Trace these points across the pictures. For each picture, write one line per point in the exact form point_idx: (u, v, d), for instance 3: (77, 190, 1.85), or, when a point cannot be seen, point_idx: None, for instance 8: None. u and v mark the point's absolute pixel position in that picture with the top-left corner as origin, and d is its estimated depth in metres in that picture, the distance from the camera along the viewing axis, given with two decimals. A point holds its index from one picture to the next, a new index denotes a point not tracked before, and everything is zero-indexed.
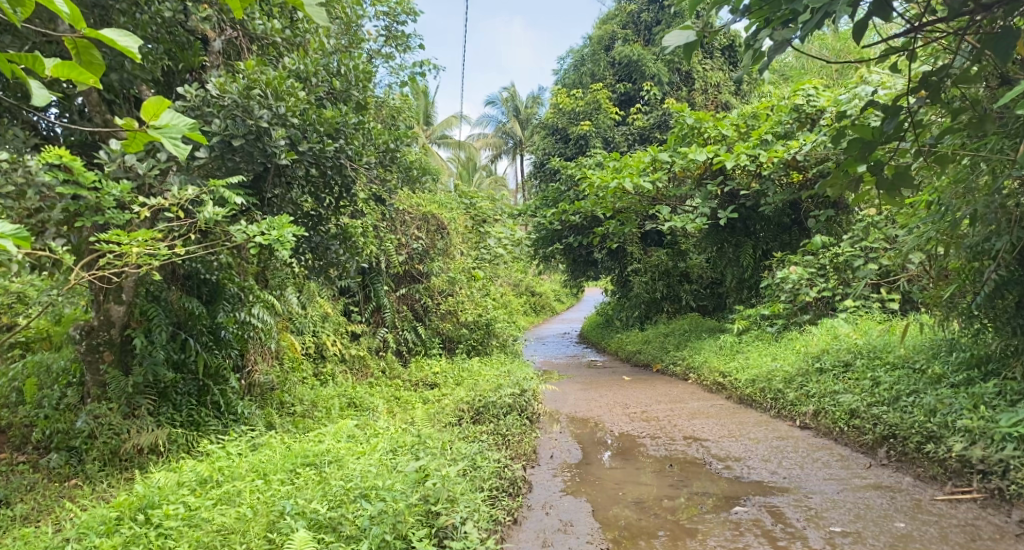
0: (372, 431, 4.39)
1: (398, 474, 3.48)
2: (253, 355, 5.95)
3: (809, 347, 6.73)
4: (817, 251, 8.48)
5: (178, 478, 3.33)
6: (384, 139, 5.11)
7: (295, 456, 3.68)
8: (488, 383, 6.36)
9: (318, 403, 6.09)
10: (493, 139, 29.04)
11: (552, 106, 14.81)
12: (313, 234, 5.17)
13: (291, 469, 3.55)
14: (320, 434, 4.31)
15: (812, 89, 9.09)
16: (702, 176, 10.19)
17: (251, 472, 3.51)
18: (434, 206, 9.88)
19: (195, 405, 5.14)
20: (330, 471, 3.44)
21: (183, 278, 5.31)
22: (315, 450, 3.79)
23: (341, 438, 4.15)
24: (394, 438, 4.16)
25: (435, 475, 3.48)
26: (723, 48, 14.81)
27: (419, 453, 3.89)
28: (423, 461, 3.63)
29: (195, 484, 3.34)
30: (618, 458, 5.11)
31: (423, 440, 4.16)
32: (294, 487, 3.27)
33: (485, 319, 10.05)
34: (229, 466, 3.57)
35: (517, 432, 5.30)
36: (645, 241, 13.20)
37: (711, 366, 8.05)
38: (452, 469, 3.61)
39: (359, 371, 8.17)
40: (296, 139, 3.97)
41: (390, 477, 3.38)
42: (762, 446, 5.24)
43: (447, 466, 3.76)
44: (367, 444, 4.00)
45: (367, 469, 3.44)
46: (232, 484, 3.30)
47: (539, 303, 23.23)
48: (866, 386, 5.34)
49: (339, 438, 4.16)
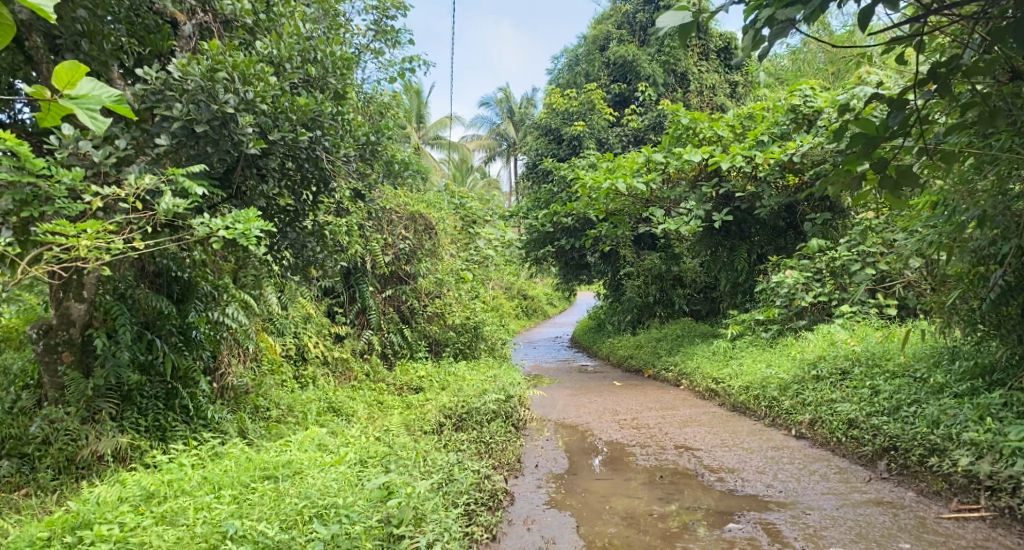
0: (345, 440, 4.15)
1: (361, 490, 3.26)
2: (228, 357, 5.70)
3: (804, 353, 6.53)
4: (813, 255, 8.28)
5: (119, 493, 3.07)
6: (364, 131, 4.87)
7: (253, 469, 3.45)
8: (472, 388, 6.12)
9: (295, 407, 5.84)
10: (487, 140, 28.85)
11: (546, 107, 14.62)
12: (290, 230, 4.94)
13: (246, 484, 3.30)
14: (290, 443, 4.07)
15: (809, 88, 8.77)
16: (697, 178, 10.02)
17: (202, 486, 3.26)
18: (422, 205, 9.67)
19: (161, 409, 4.88)
20: (287, 486, 3.20)
21: (153, 275, 5.07)
22: (276, 461, 3.56)
23: (310, 448, 3.90)
24: (365, 449, 3.92)
25: (399, 493, 3.25)
26: (719, 50, 14.80)
27: (390, 465, 3.67)
28: (390, 476, 3.41)
29: (138, 499, 3.09)
30: (605, 468, 4.88)
31: (394, 451, 3.93)
32: (246, 504, 3.04)
33: (473, 321, 9.83)
34: (179, 479, 3.32)
35: (501, 440, 5.07)
36: (639, 245, 13.06)
37: (703, 372, 7.84)
38: (423, 486, 3.38)
39: (342, 375, 7.91)
40: (266, 128, 3.74)
41: (351, 494, 3.16)
42: (757, 456, 5.03)
43: (418, 481, 3.54)
44: (335, 455, 3.77)
45: (326, 484, 3.21)
46: (179, 500, 3.06)
47: (531, 306, 23.04)
48: (864, 395, 5.13)
49: (309, 448, 3.92)
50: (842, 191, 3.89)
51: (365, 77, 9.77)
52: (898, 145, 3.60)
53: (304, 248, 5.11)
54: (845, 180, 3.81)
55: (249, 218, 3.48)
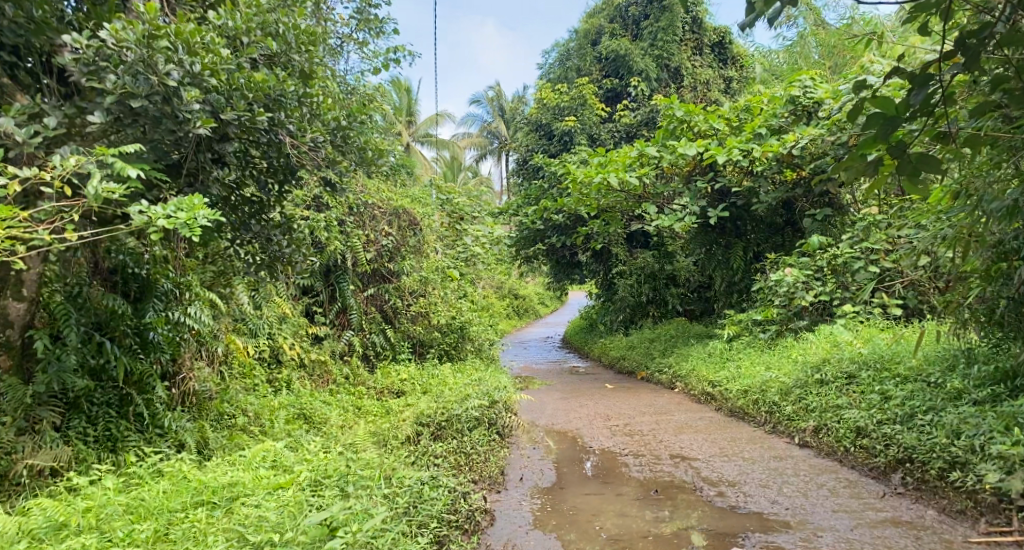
0: (305, 457, 3.76)
1: (305, 519, 2.92)
2: (190, 360, 5.29)
3: (807, 355, 6.18)
4: (814, 253, 7.94)
5: (22, 526, 2.72)
6: (334, 114, 4.48)
7: (185, 493, 3.12)
8: (454, 393, 5.72)
9: (262, 415, 5.46)
10: (478, 138, 28.45)
11: (536, 102, 14.24)
12: (254, 222, 4.56)
13: (174, 512, 2.96)
14: (243, 460, 3.68)
15: (810, 79, 8.42)
16: (691, 174, 9.69)
17: (124, 515, 2.91)
18: (406, 200, 9.31)
19: (113, 417, 4.47)
20: (218, 518, 2.88)
21: (106, 272, 4.66)
22: (215, 483, 3.23)
23: (262, 468, 3.52)
24: (322, 466, 3.57)
25: (351, 526, 2.91)
26: (713, 45, 14.55)
27: (347, 488, 3.31)
28: (343, 504, 3.07)
29: (46, 531, 2.73)
30: (596, 481, 4.51)
31: (357, 469, 3.57)
32: (165, 542, 2.71)
33: (458, 322, 9.44)
34: (96, 506, 2.97)
35: (483, 450, 4.69)
36: (631, 243, 12.73)
37: (699, 375, 7.50)
38: (379, 518, 2.99)
39: (319, 378, 7.52)
40: (217, 107, 3.34)
41: (292, 527, 2.82)
42: (759, 467, 4.67)
43: (378, 508, 3.18)
44: (285, 475, 3.43)
45: (264, 516, 2.89)
46: (89, 534, 2.72)
47: (521, 306, 22.71)
48: (874, 401, 4.79)
49: (262, 467, 3.54)
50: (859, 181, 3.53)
51: (347, 69, 9.35)
52: (923, 128, 3.24)
53: (268, 241, 4.70)
54: (861, 166, 3.44)
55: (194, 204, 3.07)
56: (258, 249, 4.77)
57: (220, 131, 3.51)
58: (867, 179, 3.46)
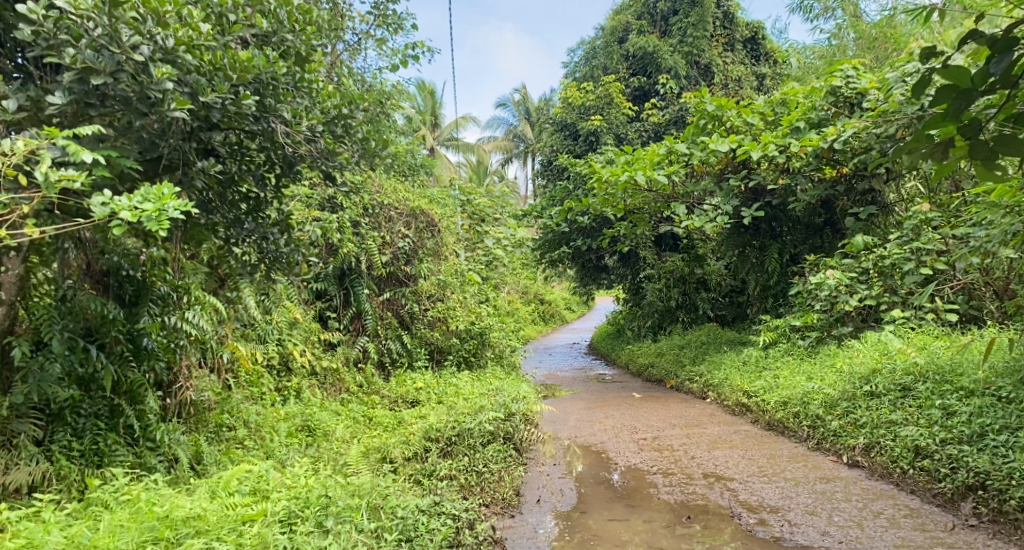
0: (295, 486, 3.40)
1: None
2: (188, 368, 4.96)
3: (853, 365, 5.63)
4: (857, 254, 7.39)
5: None
6: (335, 102, 4.12)
7: (145, 522, 2.81)
8: (467, 405, 5.33)
9: (264, 427, 5.13)
10: (503, 142, 28.12)
11: (561, 102, 13.83)
12: (249, 220, 4.23)
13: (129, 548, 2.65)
14: (230, 487, 3.33)
15: (852, 69, 7.87)
16: (724, 172, 9.19)
17: None
18: (424, 201, 8.97)
19: (102, 430, 4.15)
20: None
21: (99, 274, 4.35)
22: (176, 507, 2.96)
23: (241, 497, 3.17)
24: (300, 494, 3.26)
25: None
26: (745, 41, 14.05)
27: (325, 523, 3.04)
28: None
29: None
30: (620, 504, 4.08)
31: (346, 500, 3.27)
32: None
33: (478, 327, 9.04)
34: (38, 542, 2.65)
35: (496, 469, 4.33)
36: (659, 246, 12.27)
37: (733, 384, 7.00)
38: None
39: (331, 386, 7.17)
40: (197, 89, 2.99)
41: None
42: (804, 489, 4.21)
43: None
44: (256, 503, 3.17)
45: None
46: None
47: (547, 311, 22.31)
48: (935, 417, 4.32)
49: (252, 501, 3.17)
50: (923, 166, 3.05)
51: (364, 66, 9.19)
52: (1002, 101, 2.75)
53: (264, 240, 4.36)
54: (929, 148, 2.95)
55: (163, 195, 2.71)
56: (256, 248, 4.44)
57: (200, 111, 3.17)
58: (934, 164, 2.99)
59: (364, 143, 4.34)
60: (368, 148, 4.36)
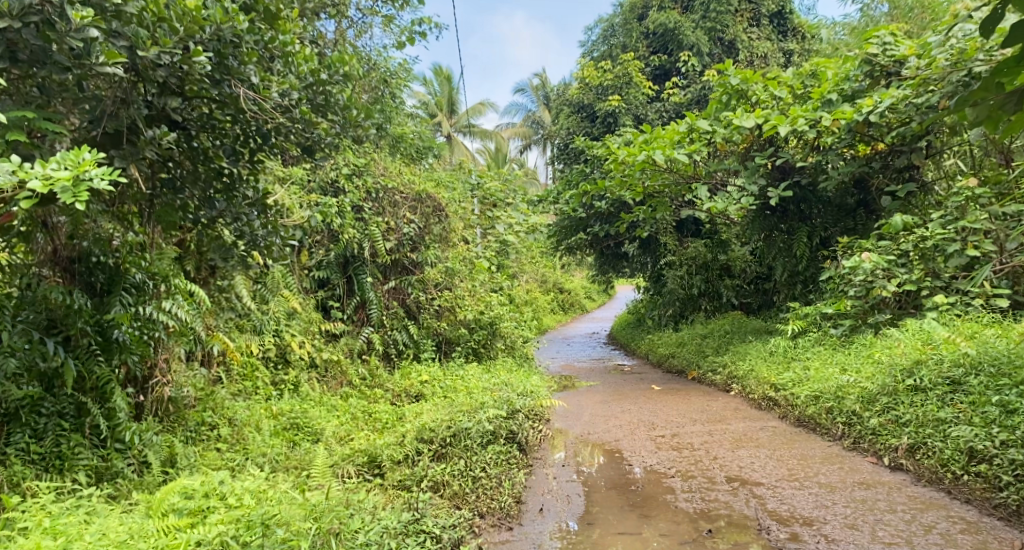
0: (253, 507, 3.01)
1: None
2: (165, 362, 4.58)
3: (892, 355, 5.12)
4: (895, 236, 6.83)
5: None
6: (311, 67, 3.70)
7: None
8: (468, 401, 4.91)
9: (250, 425, 4.76)
10: (522, 129, 27.60)
11: (578, 82, 13.29)
12: (221, 199, 3.82)
13: None
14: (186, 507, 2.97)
15: (888, 34, 7.05)
16: (749, 150, 8.63)
17: None
18: (431, 184, 8.57)
19: (65, 430, 3.79)
20: None
21: (66, 261, 3.96)
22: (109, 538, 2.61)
23: (176, 517, 2.86)
24: (257, 515, 2.90)
25: None
26: (772, 16, 13.34)
27: None
28: None
29: None
30: (632, 514, 3.65)
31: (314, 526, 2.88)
32: None
33: (488, 317, 8.58)
34: None
35: (495, 474, 3.92)
36: (681, 231, 11.75)
37: (759, 376, 6.50)
38: None
39: (332, 380, 6.77)
40: (136, 42, 2.81)
41: None
42: (841, 497, 3.75)
43: None
44: (198, 530, 2.76)
45: None
46: None
47: (567, 300, 21.87)
48: (993, 417, 3.83)
49: (180, 535, 2.73)
50: (977, 125, 2.55)
51: (369, 44, 8.78)
52: None
53: (236, 221, 3.94)
54: (998, 99, 2.45)
55: (83, 160, 2.43)
56: (230, 231, 4.04)
57: (139, 65, 2.86)
58: (993, 124, 2.48)
59: (345, 111, 3.89)
60: (348, 117, 3.92)
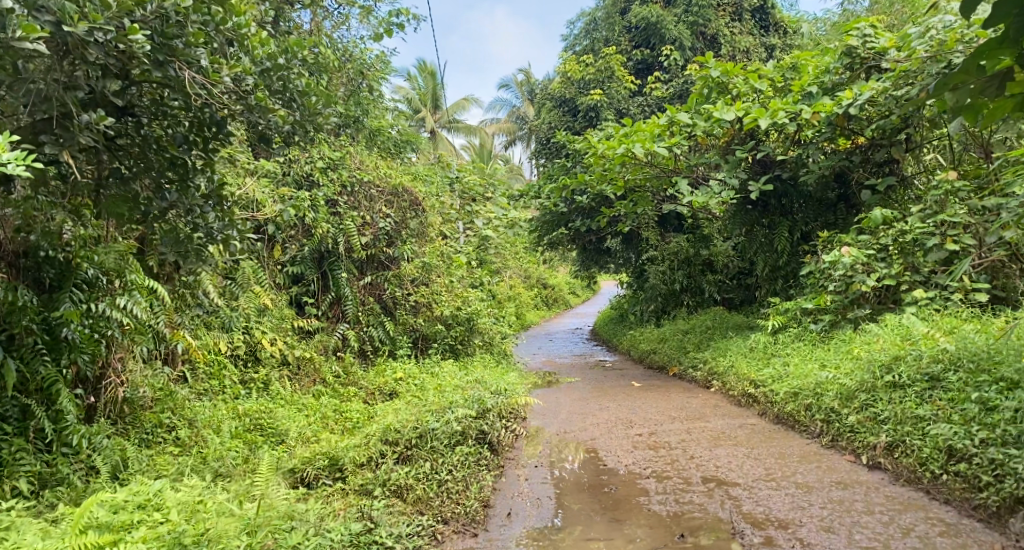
0: (198, 522, 2.84)
1: None
2: (120, 362, 4.38)
3: (871, 350, 5.03)
4: (876, 230, 6.75)
5: None
6: (266, 52, 3.52)
7: None
8: (438, 400, 4.76)
9: (211, 426, 4.58)
10: (506, 124, 27.42)
11: (560, 76, 13.14)
12: (174, 190, 3.61)
13: None
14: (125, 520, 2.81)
15: (869, 26, 6.99)
16: (729, 144, 8.53)
17: None
18: (407, 178, 8.39)
19: (7, 434, 3.57)
20: None
21: (12, 256, 3.78)
22: None
23: (113, 528, 2.69)
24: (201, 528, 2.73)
25: None
26: (754, 10, 13.25)
27: None
28: None
29: None
30: (603, 518, 3.53)
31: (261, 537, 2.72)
32: None
33: (465, 313, 8.41)
34: None
35: (461, 477, 3.78)
36: (663, 226, 11.66)
37: (739, 373, 6.41)
38: None
39: (304, 378, 6.58)
40: (63, 17, 2.61)
41: None
42: (818, 498, 3.64)
43: None
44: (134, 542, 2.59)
45: None
46: None
47: (550, 296, 21.78)
48: (972, 414, 3.75)
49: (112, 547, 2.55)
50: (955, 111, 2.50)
51: (343, 35, 8.58)
52: None
53: (189, 214, 3.73)
54: (979, 83, 2.35)
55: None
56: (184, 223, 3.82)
57: (67, 43, 2.67)
58: (971, 116, 2.45)
59: (302, 97, 3.73)
60: (305, 103, 3.76)
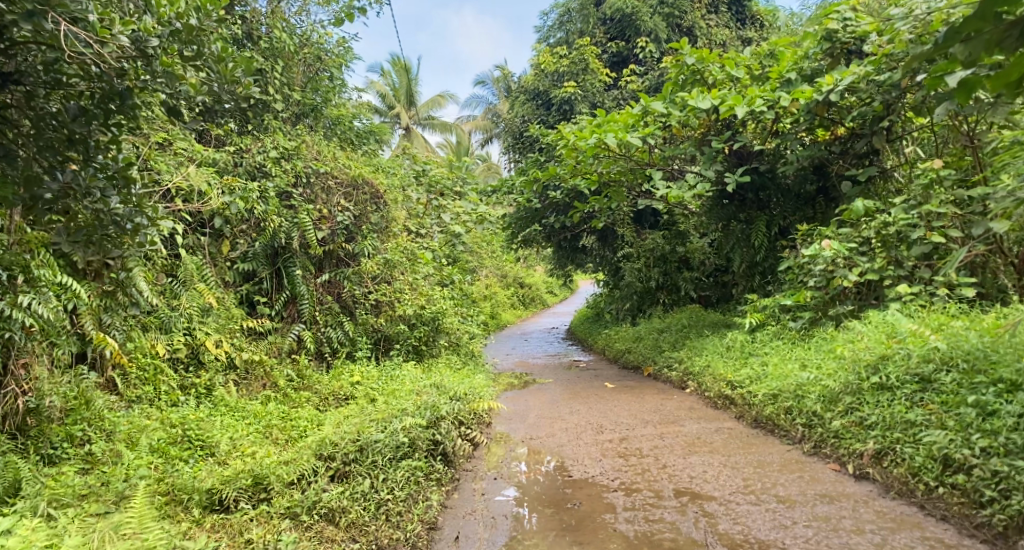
0: None
1: None
2: (25, 369, 3.96)
3: (854, 349, 4.70)
4: (857, 222, 6.42)
5: None
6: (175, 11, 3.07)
7: None
8: (386, 409, 4.33)
9: (129, 439, 4.11)
10: (482, 121, 26.98)
11: (534, 68, 12.74)
12: (69, 169, 3.02)
13: None
14: None
15: (850, 10, 6.67)
16: (705, 135, 8.18)
17: None
18: (368, 169, 7.92)
19: None
20: None
21: None
22: None
23: None
24: None
25: None
26: (731, 2, 12.98)
27: None
28: None
29: None
30: (563, 540, 3.14)
31: None
32: None
33: (430, 312, 7.94)
34: None
35: (403, 496, 3.38)
36: (639, 222, 11.32)
37: (715, 373, 6.05)
38: None
39: (253, 382, 6.09)
40: None
41: None
42: (801, 513, 3.30)
43: None
44: None
45: None
46: None
47: (528, 295, 21.44)
48: (968, 419, 3.42)
49: None
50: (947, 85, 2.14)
51: (301, 20, 8.09)
52: None
53: (87, 198, 3.12)
54: (995, 31, 1.96)
55: None
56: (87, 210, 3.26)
57: None
58: (964, 94, 2.11)
59: (219, 64, 3.28)
60: (223, 71, 3.31)
